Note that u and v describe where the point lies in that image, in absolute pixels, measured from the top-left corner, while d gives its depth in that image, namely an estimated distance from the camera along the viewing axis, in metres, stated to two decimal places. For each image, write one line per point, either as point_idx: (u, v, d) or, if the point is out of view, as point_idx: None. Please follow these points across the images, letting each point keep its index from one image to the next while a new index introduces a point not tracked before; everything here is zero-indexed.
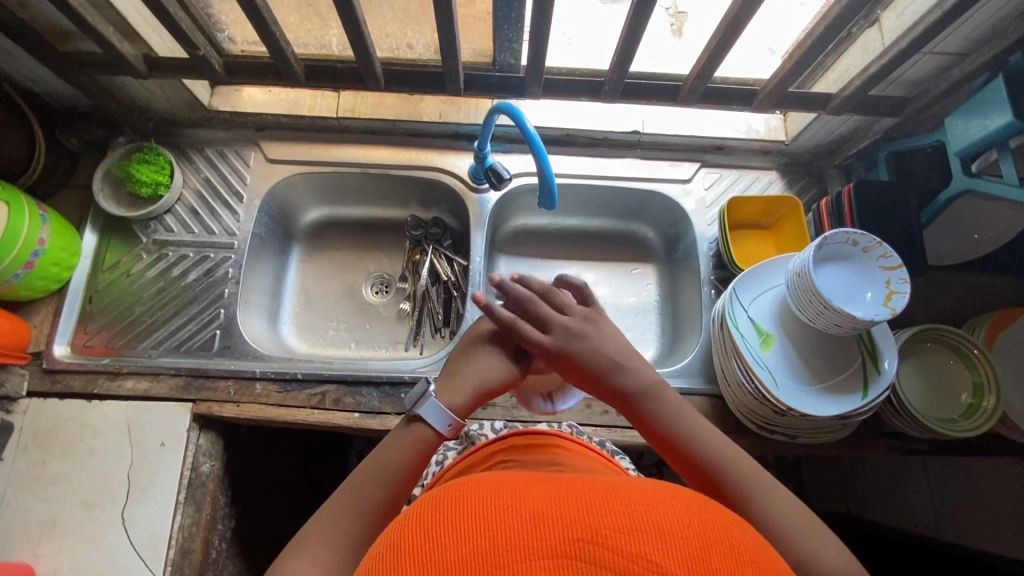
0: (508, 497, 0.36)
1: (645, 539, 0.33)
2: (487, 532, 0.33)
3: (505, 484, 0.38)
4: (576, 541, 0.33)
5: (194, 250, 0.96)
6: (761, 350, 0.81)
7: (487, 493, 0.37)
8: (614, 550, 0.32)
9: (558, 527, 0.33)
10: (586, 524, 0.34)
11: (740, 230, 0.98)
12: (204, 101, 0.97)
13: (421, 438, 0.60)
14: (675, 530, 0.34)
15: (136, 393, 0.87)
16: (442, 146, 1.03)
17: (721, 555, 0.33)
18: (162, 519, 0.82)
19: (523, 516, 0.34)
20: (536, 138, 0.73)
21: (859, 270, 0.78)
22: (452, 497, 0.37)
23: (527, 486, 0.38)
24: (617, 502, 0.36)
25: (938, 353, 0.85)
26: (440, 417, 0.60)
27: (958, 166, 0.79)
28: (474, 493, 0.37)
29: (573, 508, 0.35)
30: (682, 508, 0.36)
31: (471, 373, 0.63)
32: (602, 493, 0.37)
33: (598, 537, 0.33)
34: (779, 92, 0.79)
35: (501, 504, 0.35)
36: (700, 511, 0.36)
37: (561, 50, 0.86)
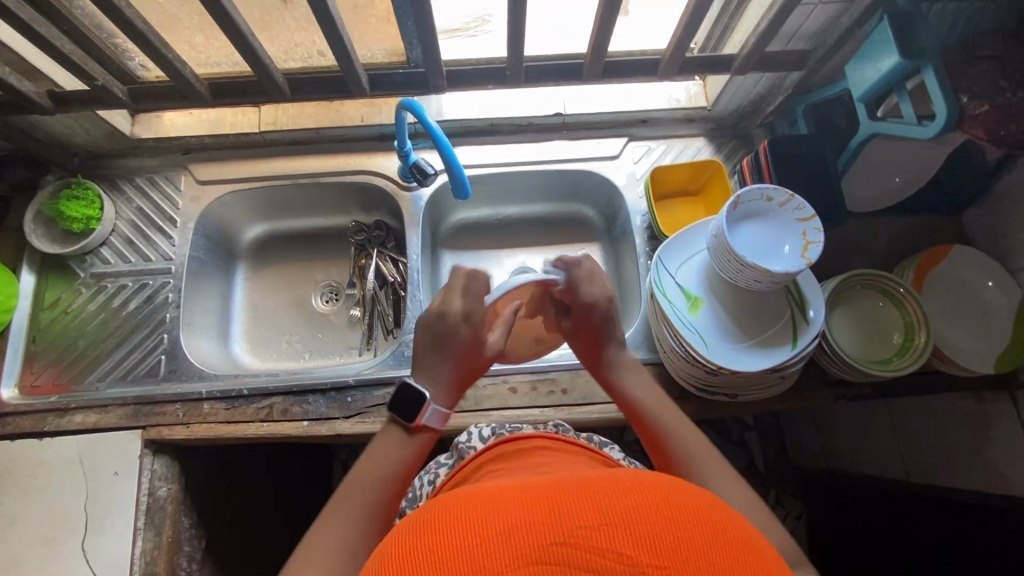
0: (479, 507, 0.37)
1: (614, 533, 0.35)
2: (468, 547, 0.35)
3: (477, 494, 0.39)
4: (552, 544, 0.34)
5: (133, 278, 0.97)
6: (688, 314, 0.81)
7: (461, 509, 0.37)
8: (589, 550, 0.34)
9: (529, 531, 0.35)
10: (556, 524, 0.35)
11: (669, 198, 0.99)
12: (126, 131, 0.98)
13: (418, 445, 0.63)
14: (643, 518, 0.36)
15: (86, 427, 0.88)
16: (370, 148, 1.03)
17: (688, 531, 0.35)
18: (122, 547, 0.83)
19: (496, 524, 0.36)
20: (438, 133, 0.75)
21: (776, 224, 0.78)
22: (434, 514, 0.38)
23: (498, 492, 0.39)
24: (585, 498, 0.37)
25: (868, 297, 0.87)
26: (436, 417, 0.63)
27: (864, 111, 0.80)
28: (448, 509, 0.38)
29: (543, 510, 0.36)
30: (646, 493, 0.38)
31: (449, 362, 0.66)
32: (576, 489, 0.38)
33: (573, 538, 0.35)
34: (678, 59, 0.80)
35: (473, 515, 0.37)
36: (664, 491, 0.38)
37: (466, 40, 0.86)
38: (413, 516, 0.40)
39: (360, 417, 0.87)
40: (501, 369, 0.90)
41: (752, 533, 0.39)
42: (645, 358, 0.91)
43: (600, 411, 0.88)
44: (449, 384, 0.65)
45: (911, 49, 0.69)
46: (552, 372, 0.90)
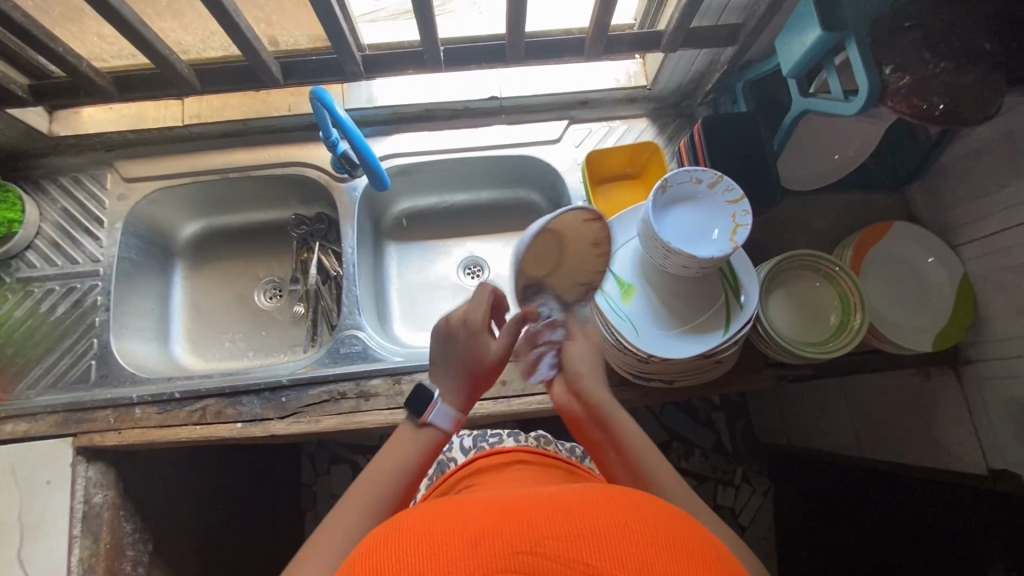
0: (451, 523, 0.37)
1: (582, 545, 0.35)
2: (436, 555, 0.35)
3: (450, 511, 0.40)
4: (519, 554, 0.34)
5: (60, 282, 0.94)
6: (620, 302, 0.79)
7: (434, 524, 0.38)
8: (554, 559, 0.34)
9: (494, 543, 0.35)
10: (523, 536, 0.35)
11: (607, 182, 0.96)
12: (43, 129, 0.94)
13: (428, 442, 0.63)
14: (609, 530, 0.36)
15: (16, 436, 0.86)
16: (301, 139, 1.00)
17: (654, 545, 0.36)
18: (56, 556, 0.82)
19: (463, 536, 0.36)
20: (354, 130, 0.75)
21: (707, 207, 0.76)
22: (407, 526, 0.38)
23: (473, 509, 0.39)
24: (555, 512, 0.37)
25: (806, 278, 0.85)
26: (446, 418, 0.64)
27: (795, 87, 0.78)
28: (421, 525, 0.38)
29: (513, 524, 0.36)
30: (617, 511, 0.38)
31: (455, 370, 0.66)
32: (544, 503, 0.39)
33: (537, 548, 0.35)
34: (603, 37, 0.77)
35: (446, 528, 0.37)
36: (635, 509, 0.39)
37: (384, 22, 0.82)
38: (383, 529, 0.40)
39: (296, 417, 0.86)
40: None
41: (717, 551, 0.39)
42: None
43: (540, 402, 0.88)
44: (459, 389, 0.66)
45: (834, 20, 0.66)
46: None
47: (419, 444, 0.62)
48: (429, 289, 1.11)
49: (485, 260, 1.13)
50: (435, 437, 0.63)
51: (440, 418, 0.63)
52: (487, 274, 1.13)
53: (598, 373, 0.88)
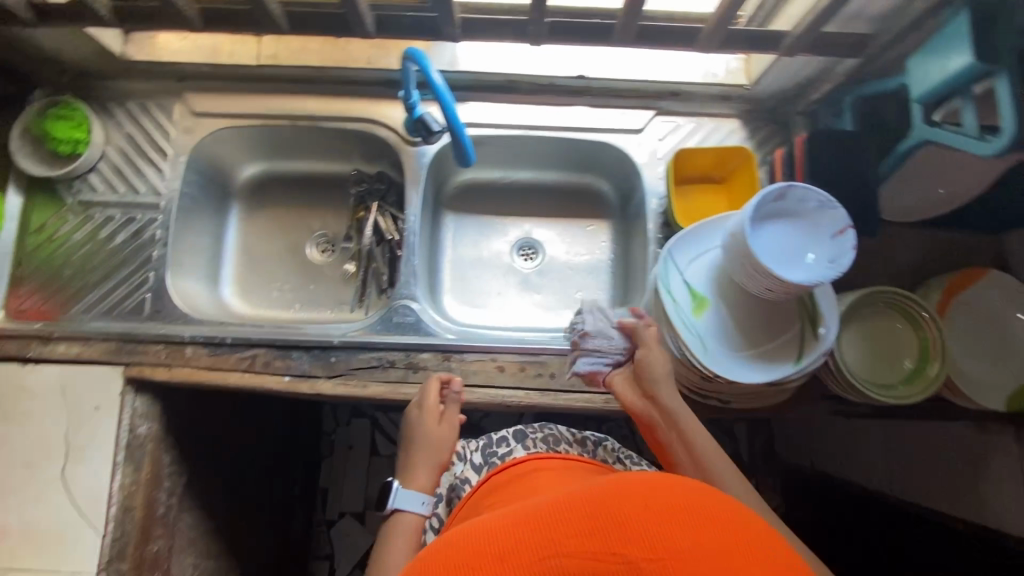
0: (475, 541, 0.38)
1: (601, 538, 0.35)
2: None
3: (473, 527, 0.40)
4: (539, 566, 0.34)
5: (121, 210, 0.93)
6: (692, 315, 0.76)
7: (459, 542, 0.38)
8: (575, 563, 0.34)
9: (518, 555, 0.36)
10: (548, 543, 0.36)
11: (690, 183, 0.92)
12: (116, 50, 0.91)
13: (408, 531, 0.75)
14: (627, 514, 0.36)
15: (69, 357, 0.87)
16: (375, 94, 0.96)
17: (676, 521, 0.35)
18: (101, 478, 0.84)
19: (490, 553, 0.36)
20: (445, 95, 0.71)
21: (802, 231, 0.72)
22: (423, 565, 0.38)
23: (495, 521, 0.39)
24: (574, 511, 0.37)
25: (887, 318, 0.81)
26: (409, 503, 0.76)
27: (919, 113, 0.71)
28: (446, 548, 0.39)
29: (533, 531, 0.37)
30: (634, 492, 0.37)
31: (421, 460, 0.79)
32: (558, 506, 0.38)
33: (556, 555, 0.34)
34: (723, 31, 0.71)
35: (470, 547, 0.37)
36: (653, 487, 0.38)
37: None
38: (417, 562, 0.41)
39: (343, 379, 0.86)
40: (490, 346, 0.87)
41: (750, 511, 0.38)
42: None
43: (588, 401, 0.86)
44: (426, 473, 0.78)
45: (990, 51, 0.61)
46: (542, 355, 0.87)
47: (405, 533, 0.74)
48: (482, 265, 1.09)
49: (542, 243, 1.10)
50: (415, 525, 0.75)
51: (411, 504, 0.76)
52: (540, 258, 1.10)
53: None
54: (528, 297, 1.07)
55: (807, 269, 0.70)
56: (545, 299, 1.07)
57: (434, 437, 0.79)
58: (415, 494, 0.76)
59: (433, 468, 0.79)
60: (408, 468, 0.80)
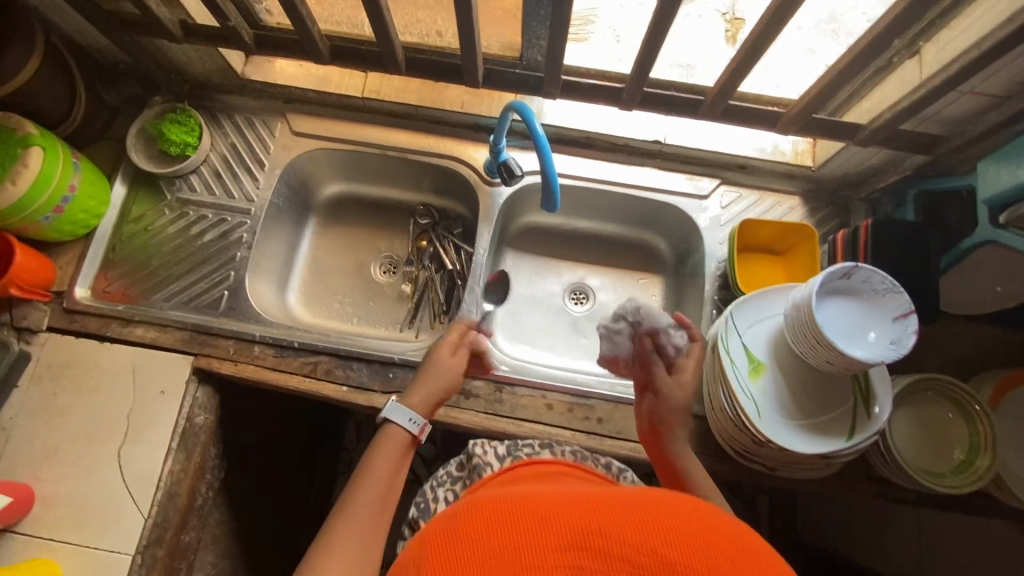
0: (524, 507, 0.40)
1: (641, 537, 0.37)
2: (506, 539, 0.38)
3: (519, 496, 0.42)
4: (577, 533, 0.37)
5: (214, 212, 1.00)
6: (747, 378, 0.79)
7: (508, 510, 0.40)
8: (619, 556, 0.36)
9: (568, 526, 0.38)
10: (589, 521, 0.38)
11: (752, 252, 0.96)
12: (237, 69, 1.00)
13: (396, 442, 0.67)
14: (670, 523, 0.38)
15: (144, 340, 0.92)
16: (462, 135, 1.04)
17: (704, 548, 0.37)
18: (154, 461, 0.87)
19: (535, 518, 0.39)
20: (543, 138, 0.75)
21: (866, 309, 0.74)
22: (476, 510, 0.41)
23: (534, 496, 0.42)
24: (622, 503, 0.40)
25: (937, 406, 0.82)
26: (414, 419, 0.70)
27: (986, 214, 0.76)
28: (505, 497, 0.42)
29: (582, 511, 0.39)
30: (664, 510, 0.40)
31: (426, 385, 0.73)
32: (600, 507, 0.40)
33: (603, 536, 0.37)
34: (803, 117, 0.76)
35: (518, 509, 0.40)
36: (688, 506, 0.40)
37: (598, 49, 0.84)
38: (464, 507, 0.42)
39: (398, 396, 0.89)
40: (542, 383, 0.89)
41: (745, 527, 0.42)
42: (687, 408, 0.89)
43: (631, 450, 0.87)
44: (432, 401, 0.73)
45: None
46: (592, 399, 0.89)
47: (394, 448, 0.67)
48: (534, 302, 1.13)
49: (594, 289, 1.14)
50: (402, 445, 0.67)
51: (401, 417, 0.68)
52: (591, 304, 1.13)
53: (696, 437, 0.88)
54: (575, 340, 1.10)
55: (866, 348, 0.72)
56: (593, 344, 1.09)
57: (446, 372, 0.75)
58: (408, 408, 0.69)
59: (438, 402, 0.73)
60: (412, 390, 0.73)
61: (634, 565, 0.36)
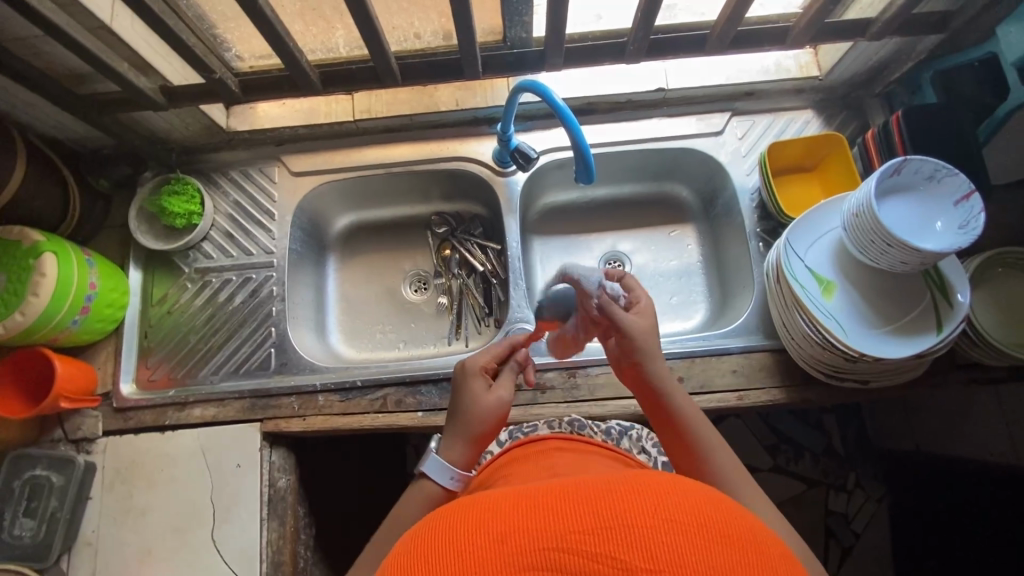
0: (477, 516, 0.35)
1: (611, 538, 0.32)
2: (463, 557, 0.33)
3: (476, 501, 0.37)
4: (546, 550, 0.32)
5: (236, 273, 0.97)
6: (821, 299, 0.78)
7: (465, 519, 0.36)
8: (580, 554, 0.32)
9: (525, 539, 0.33)
10: (544, 531, 0.33)
11: (783, 175, 0.94)
12: (222, 124, 0.97)
13: (424, 491, 0.65)
14: (638, 521, 0.33)
15: (205, 420, 0.89)
16: (463, 133, 1.01)
17: (685, 533, 0.32)
18: (251, 536, 0.85)
19: (489, 534, 0.34)
20: (566, 111, 0.70)
21: (925, 201, 0.73)
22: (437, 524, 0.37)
23: (491, 497, 0.37)
24: (592, 499, 0.34)
25: (1011, 276, 0.81)
26: (444, 473, 0.65)
27: (1016, 76, 0.74)
28: (461, 505, 0.37)
29: (538, 514, 0.34)
30: (641, 490, 0.35)
31: (461, 428, 0.66)
32: (570, 494, 0.35)
33: (566, 544, 0.32)
34: (815, 25, 0.74)
35: (467, 524, 0.35)
36: (663, 489, 0.35)
37: (581, 19, 0.80)
38: (431, 516, 0.38)
39: None
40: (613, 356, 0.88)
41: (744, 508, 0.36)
42: (763, 343, 0.88)
43: (718, 400, 0.86)
44: (471, 450, 0.65)
45: None
46: (666, 360, 0.87)
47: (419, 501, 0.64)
48: None
49: (628, 255, 1.11)
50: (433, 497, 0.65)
51: (437, 475, 0.64)
52: (628, 270, 1.10)
53: (779, 371, 0.86)
54: None
55: (937, 240, 0.70)
56: None
57: (482, 409, 0.66)
58: (447, 468, 0.64)
59: (478, 442, 0.66)
60: (449, 437, 0.66)
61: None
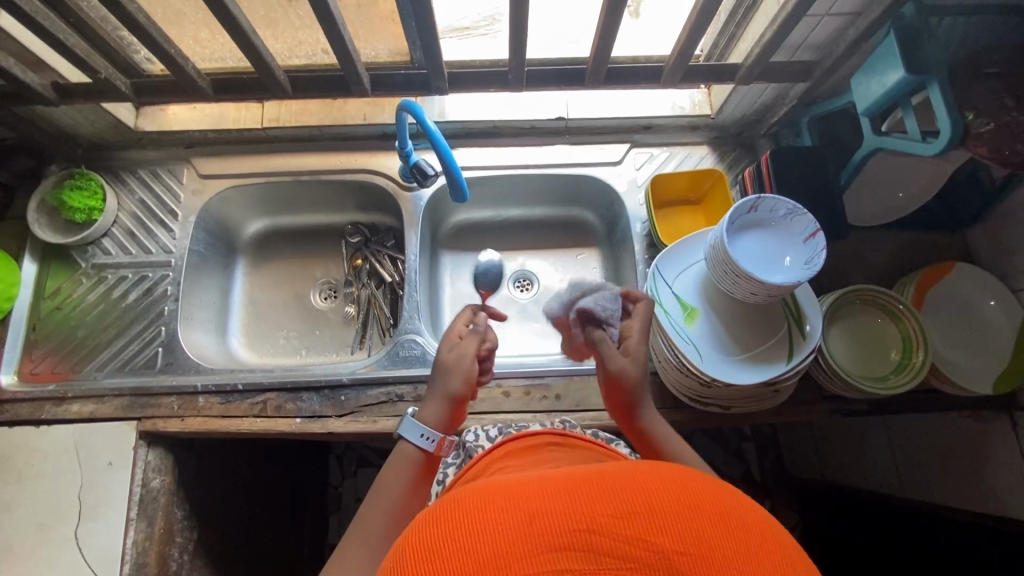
0: (497, 498, 0.38)
1: (638, 521, 0.35)
2: (492, 535, 0.35)
3: (503, 483, 0.40)
4: (574, 531, 0.35)
5: (133, 270, 0.98)
6: (683, 325, 0.81)
7: (489, 499, 0.38)
8: (607, 535, 0.34)
9: (550, 522, 0.35)
10: (576, 514, 0.35)
11: (669, 206, 0.99)
12: (129, 123, 0.99)
13: (410, 459, 0.65)
14: (669, 510, 0.36)
15: (82, 416, 0.89)
16: (373, 147, 1.05)
17: (706, 519, 0.36)
18: (114, 536, 0.83)
19: (514, 515, 0.36)
20: (437, 135, 0.75)
21: (778, 237, 0.77)
22: (455, 505, 0.38)
23: (509, 484, 0.40)
24: (613, 486, 0.37)
25: (867, 313, 0.86)
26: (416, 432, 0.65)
27: (868, 125, 0.79)
28: (477, 489, 0.39)
29: (561, 498, 0.37)
30: (658, 481, 0.38)
31: (436, 391, 0.68)
32: (587, 482, 0.38)
33: (594, 525, 0.35)
34: (682, 66, 0.79)
35: (498, 504, 0.37)
36: (682, 480, 0.39)
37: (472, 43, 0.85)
38: (450, 496, 0.40)
39: (354, 416, 0.88)
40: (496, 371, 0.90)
41: (755, 501, 0.40)
42: (640, 365, 0.90)
43: (593, 419, 0.88)
44: (447, 413, 0.68)
45: (921, 63, 0.68)
46: (546, 378, 0.90)
47: (404, 471, 0.64)
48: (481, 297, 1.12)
49: (536, 274, 1.14)
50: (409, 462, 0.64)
51: (412, 434, 0.64)
52: (536, 289, 1.13)
53: (653, 394, 0.89)
54: (528, 327, 1.09)
55: (783, 274, 0.74)
56: (544, 326, 1.09)
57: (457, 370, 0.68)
58: (420, 424, 0.65)
59: (454, 404, 0.68)
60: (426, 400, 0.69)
61: (627, 557, 0.34)
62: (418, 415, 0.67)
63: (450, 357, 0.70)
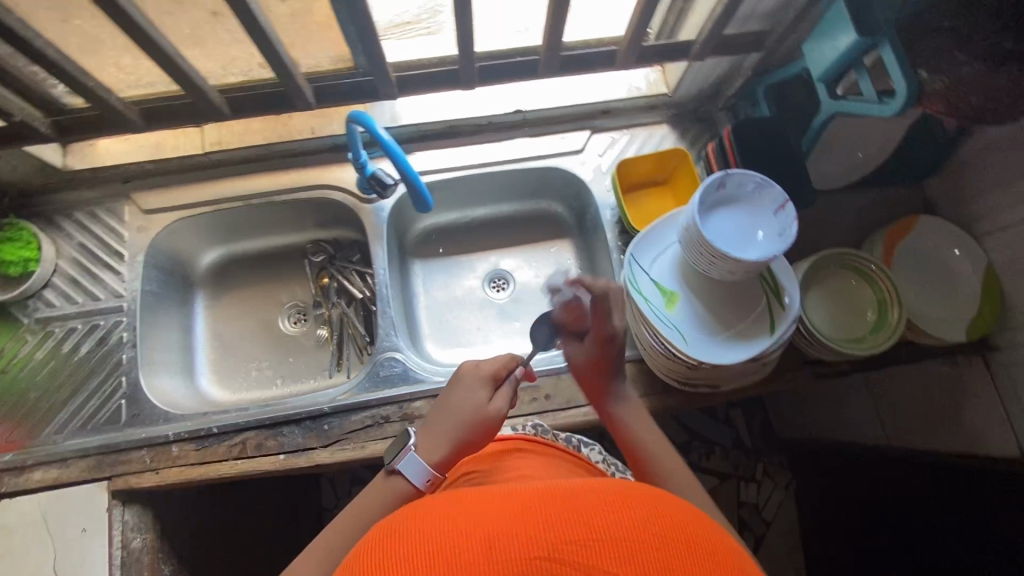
0: (459, 521, 0.36)
1: (600, 550, 0.33)
2: (445, 558, 0.33)
3: (465, 504, 0.38)
4: (533, 559, 0.33)
5: (82, 320, 0.92)
6: (665, 311, 0.80)
7: (450, 521, 0.36)
8: (567, 563, 0.33)
9: (511, 548, 0.33)
10: (536, 540, 0.34)
11: (636, 190, 0.99)
12: (57, 163, 0.92)
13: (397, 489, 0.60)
14: (633, 538, 0.34)
15: (47, 483, 0.83)
16: (326, 160, 1.00)
17: (673, 548, 0.34)
18: None
19: (474, 539, 0.34)
20: (389, 142, 0.71)
21: (749, 211, 0.76)
22: (414, 526, 0.36)
23: (472, 504, 0.38)
24: (576, 509, 0.36)
25: (841, 276, 0.87)
26: (416, 467, 0.60)
27: (824, 91, 0.79)
28: (438, 512, 0.37)
29: (525, 522, 0.35)
30: (625, 505, 0.36)
31: (447, 428, 0.61)
32: (551, 505, 0.36)
33: (556, 553, 0.33)
34: (635, 48, 0.77)
35: (457, 529, 0.35)
36: (648, 503, 0.37)
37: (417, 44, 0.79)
38: (409, 516, 0.38)
39: (340, 445, 0.84)
40: None
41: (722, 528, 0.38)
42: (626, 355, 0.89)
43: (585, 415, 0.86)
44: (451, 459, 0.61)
45: (870, 25, 0.68)
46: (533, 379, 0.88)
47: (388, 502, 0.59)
48: (456, 303, 1.09)
49: (511, 272, 1.11)
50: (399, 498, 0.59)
51: (411, 471, 0.59)
52: (512, 288, 1.10)
53: (642, 381, 0.88)
54: (509, 327, 1.07)
55: (758, 248, 0.74)
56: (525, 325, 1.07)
57: (477, 414, 0.62)
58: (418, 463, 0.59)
59: (462, 448, 0.61)
60: (430, 434, 0.62)
61: None
62: (418, 447, 0.61)
63: (472, 398, 0.63)
